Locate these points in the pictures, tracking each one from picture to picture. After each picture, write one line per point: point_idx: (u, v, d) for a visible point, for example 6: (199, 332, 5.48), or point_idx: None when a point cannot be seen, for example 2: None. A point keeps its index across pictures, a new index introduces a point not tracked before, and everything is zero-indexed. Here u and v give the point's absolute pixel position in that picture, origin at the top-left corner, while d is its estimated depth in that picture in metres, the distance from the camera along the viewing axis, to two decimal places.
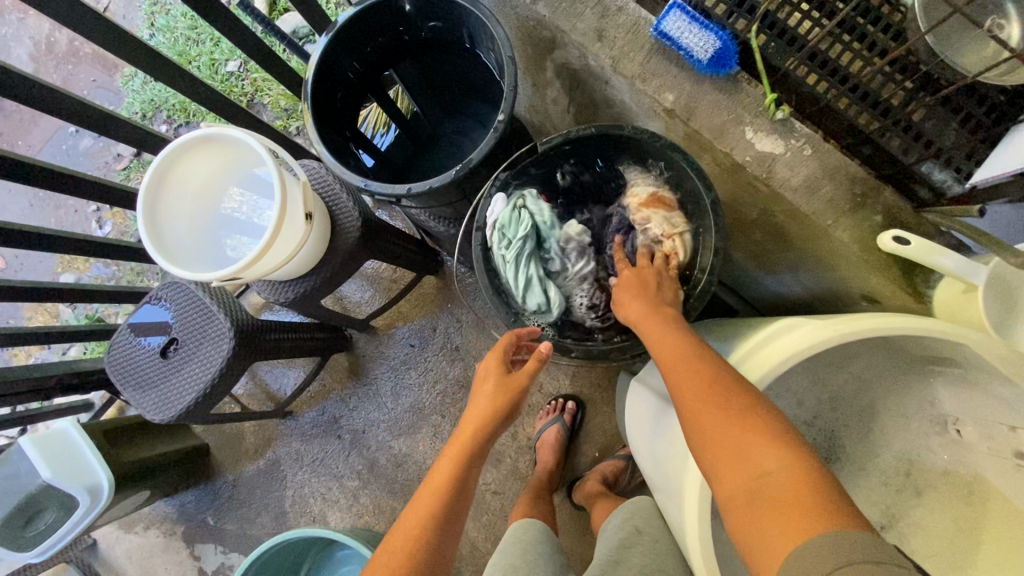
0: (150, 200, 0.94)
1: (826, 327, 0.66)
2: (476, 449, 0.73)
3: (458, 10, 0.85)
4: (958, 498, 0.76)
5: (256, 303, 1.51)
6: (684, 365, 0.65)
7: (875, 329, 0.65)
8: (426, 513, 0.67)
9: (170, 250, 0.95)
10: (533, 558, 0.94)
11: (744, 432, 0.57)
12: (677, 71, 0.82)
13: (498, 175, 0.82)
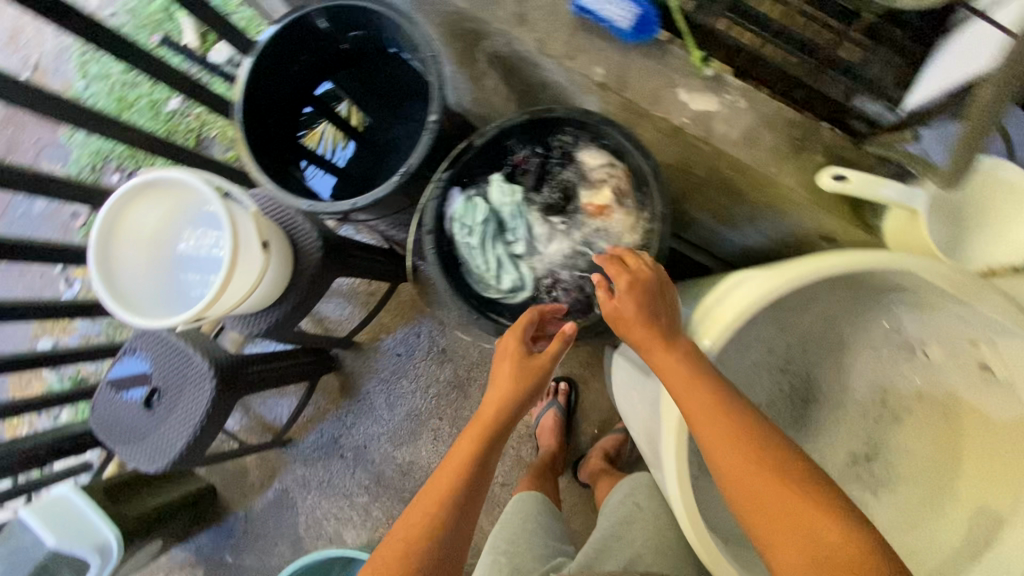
0: (101, 252, 0.93)
1: (773, 278, 0.67)
2: (493, 437, 0.69)
3: (378, 17, 0.84)
4: (935, 418, 0.78)
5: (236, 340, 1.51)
6: (721, 421, 0.61)
7: (819, 271, 0.66)
8: (437, 501, 0.64)
9: (130, 298, 0.95)
10: (533, 531, 0.92)
11: (781, 486, 0.57)
12: (602, 44, 0.82)
13: (440, 176, 0.77)
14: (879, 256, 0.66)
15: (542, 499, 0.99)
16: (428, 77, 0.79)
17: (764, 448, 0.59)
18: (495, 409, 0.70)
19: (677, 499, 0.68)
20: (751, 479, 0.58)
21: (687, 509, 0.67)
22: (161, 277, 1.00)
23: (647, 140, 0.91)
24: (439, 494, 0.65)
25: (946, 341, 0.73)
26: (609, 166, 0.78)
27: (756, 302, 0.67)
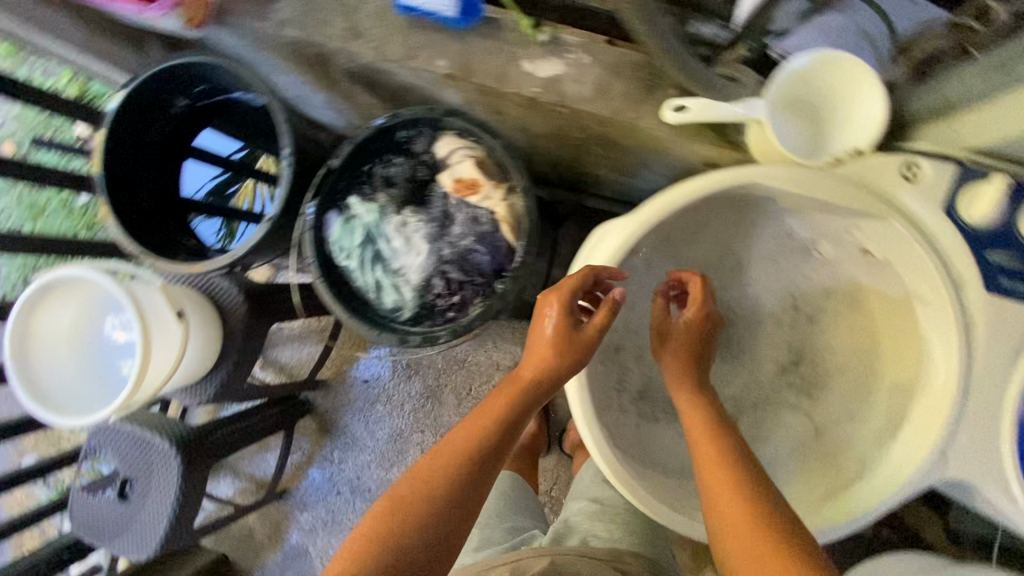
0: (23, 372, 0.93)
1: (630, 221, 0.71)
2: (500, 424, 0.67)
3: (216, 67, 0.84)
4: (845, 309, 0.80)
5: (208, 411, 1.52)
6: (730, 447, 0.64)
7: (668, 204, 0.68)
8: (433, 479, 0.61)
9: (70, 406, 0.96)
10: (505, 511, 0.90)
11: (772, 544, 0.53)
12: (439, 37, 0.82)
13: (308, 209, 0.76)
14: (726, 174, 0.66)
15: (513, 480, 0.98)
16: (275, 113, 0.79)
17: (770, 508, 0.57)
18: (510, 396, 0.69)
19: (595, 447, 0.72)
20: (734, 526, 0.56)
21: (604, 453, 0.72)
22: (91, 376, 0.99)
23: (516, 115, 0.92)
24: (434, 470, 0.62)
25: (829, 236, 0.75)
26: (467, 153, 0.76)
27: (621, 247, 0.71)
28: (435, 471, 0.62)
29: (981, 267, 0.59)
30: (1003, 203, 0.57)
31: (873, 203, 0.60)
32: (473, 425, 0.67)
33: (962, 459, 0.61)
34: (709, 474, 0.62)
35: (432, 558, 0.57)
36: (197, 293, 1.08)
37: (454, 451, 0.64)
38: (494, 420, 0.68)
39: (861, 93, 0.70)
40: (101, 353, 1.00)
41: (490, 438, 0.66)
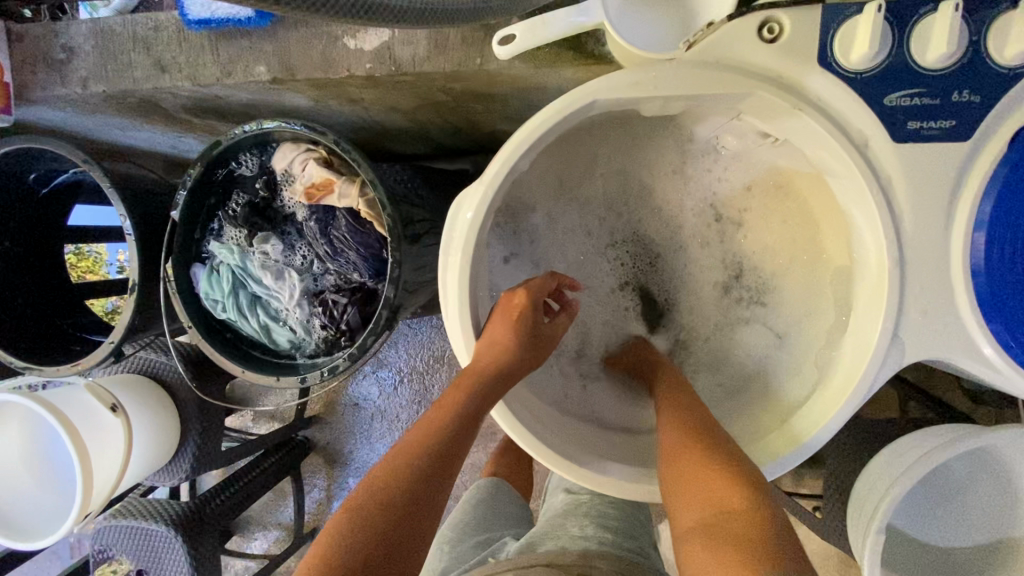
0: None
1: (479, 185, 0.58)
2: (456, 418, 0.59)
3: (35, 148, 0.76)
4: (775, 200, 0.70)
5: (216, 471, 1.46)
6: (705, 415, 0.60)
7: (515, 151, 0.56)
8: (380, 491, 0.53)
9: (22, 522, 0.88)
10: (485, 518, 0.82)
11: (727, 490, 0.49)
12: (248, 41, 0.73)
13: (166, 270, 0.69)
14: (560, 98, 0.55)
15: (500, 486, 0.89)
16: (102, 182, 0.72)
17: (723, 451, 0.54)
18: (467, 390, 0.59)
19: (523, 443, 0.60)
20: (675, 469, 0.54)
21: (532, 445, 0.60)
22: (41, 482, 0.90)
23: (372, 98, 0.82)
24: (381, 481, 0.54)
25: (727, 127, 0.64)
26: (307, 159, 0.68)
27: (479, 217, 0.58)
28: (382, 483, 0.54)
29: (878, 115, 0.50)
30: (881, 35, 0.48)
31: (737, 82, 0.51)
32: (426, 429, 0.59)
33: (917, 338, 0.53)
34: (665, 424, 0.60)
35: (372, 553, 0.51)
36: (138, 375, 1.04)
37: (404, 457, 0.56)
38: (452, 416, 0.60)
39: None
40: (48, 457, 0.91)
41: (442, 440, 0.58)
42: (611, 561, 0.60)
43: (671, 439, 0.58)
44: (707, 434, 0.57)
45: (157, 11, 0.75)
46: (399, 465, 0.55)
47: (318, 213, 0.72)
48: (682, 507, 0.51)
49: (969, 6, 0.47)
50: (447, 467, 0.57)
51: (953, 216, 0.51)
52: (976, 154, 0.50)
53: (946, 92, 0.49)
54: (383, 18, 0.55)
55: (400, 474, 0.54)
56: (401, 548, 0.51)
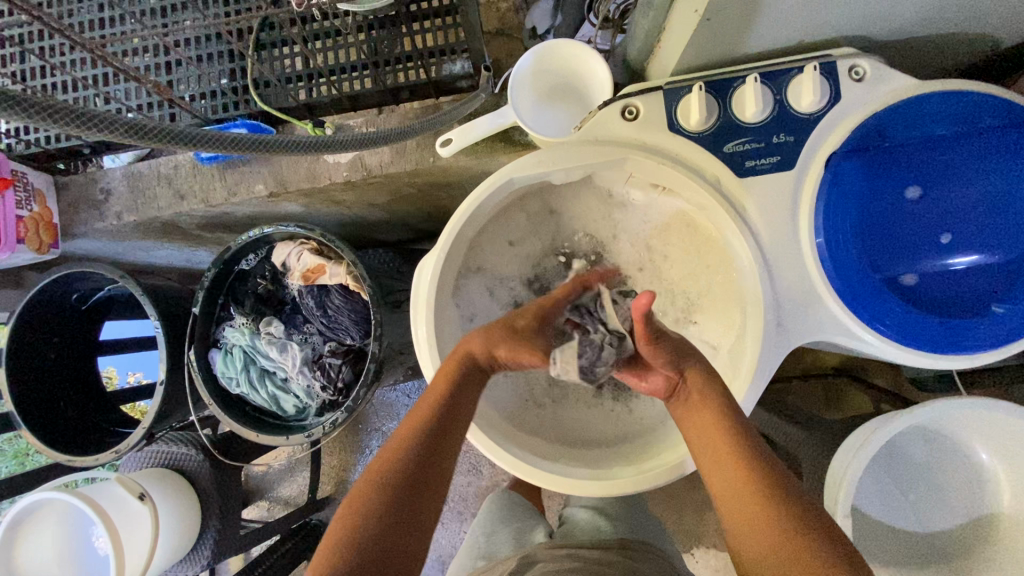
0: None
1: (436, 254, 0.74)
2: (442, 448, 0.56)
3: (80, 271, 0.93)
4: (687, 235, 0.85)
5: (235, 562, 1.49)
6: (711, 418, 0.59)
7: (456, 225, 0.73)
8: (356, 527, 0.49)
9: None
10: (502, 520, 0.93)
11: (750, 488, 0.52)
12: (248, 168, 0.92)
13: (189, 357, 0.83)
14: (487, 180, 0.72)
15: (510, 496, 1.00)
16: (133, 292, 0.88)
17: (741, 416, 0.59)
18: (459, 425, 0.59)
19: (497, 458, 0.73)
20: (721, 448, 0.56)
21: (505, 459, 0.73)
22: None
23: (351, 196, 1.00)
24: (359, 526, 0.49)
25: (631, 181, 0.81)
26: (300, 250, 0.84)
27: (436, 278, 0.74)
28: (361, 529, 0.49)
29: (722, 159, 0.67)
30: (708, 106, 0.65)
31: (615, 151, 0.68)
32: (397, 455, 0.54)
33: (793, 323, 0.67)
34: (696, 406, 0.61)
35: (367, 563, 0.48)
36: (160, 466, 1.08)
37: (381, 490, 0.52)
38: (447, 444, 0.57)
39: (590, 63, 0.79)
40: (82, 555, 0.90)
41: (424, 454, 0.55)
42: (643, 547, 0.80)
43: (708, 426, 0.59)
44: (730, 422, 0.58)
45: (175, 154, 0.95)
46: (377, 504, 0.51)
47: (313, 291, 0.86)
48: (727, 494, 0.54)
49: (768, 77, 0.65)
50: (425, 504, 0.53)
51: (799, 227, 0.66)
52: (802, 176, 0.66)
53: (768, 136, 0.66)
54: (334, 147, 0.74)
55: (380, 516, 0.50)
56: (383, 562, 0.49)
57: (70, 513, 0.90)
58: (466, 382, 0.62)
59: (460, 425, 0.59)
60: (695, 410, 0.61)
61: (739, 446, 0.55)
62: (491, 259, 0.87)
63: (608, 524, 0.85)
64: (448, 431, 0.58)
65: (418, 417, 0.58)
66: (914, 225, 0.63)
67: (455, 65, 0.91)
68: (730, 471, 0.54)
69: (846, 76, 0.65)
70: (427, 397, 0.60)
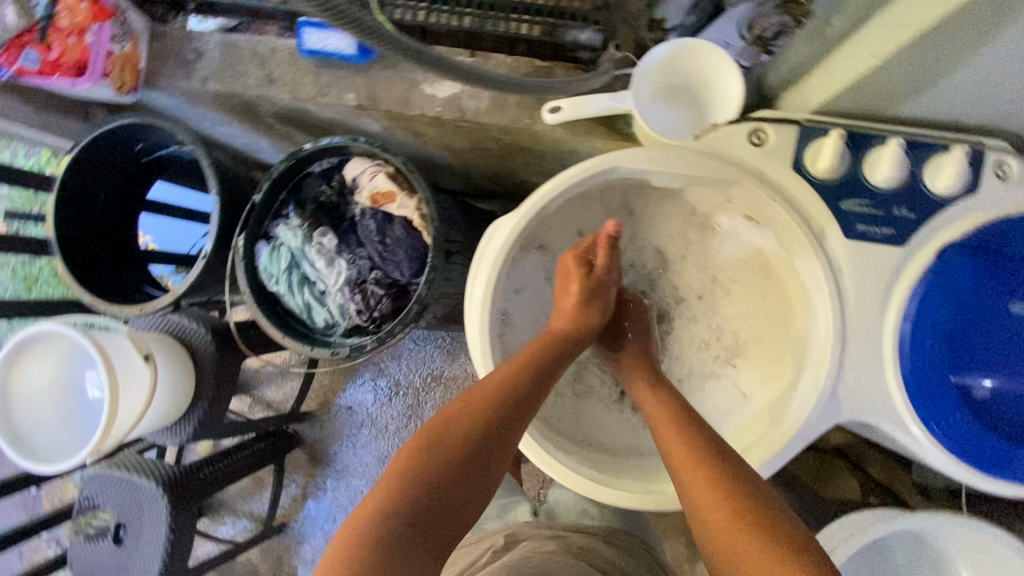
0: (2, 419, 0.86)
1: (515, 216, 0.72)
2: (508, 414, 0.60)
3: (148, 125, 0.91)
4: (756, 278, 0.83)
5: (203, 447, 1.52)
6: (677, 425, 0.65)
7: (546, 194, 0.70)
8: (428, 464, 0.53)
9: (43, 451, 0.88)
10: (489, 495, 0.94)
11: (716, 480, 0.56)
12: (344, 73, 0.90)
13: (238, 241, 0.82)
14: (593, 159, 0.70)
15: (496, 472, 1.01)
16: (200, 161, 0.86)
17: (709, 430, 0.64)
18: (527, 395, 0.62)
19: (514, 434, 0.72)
20: (682, 449, 0.61)
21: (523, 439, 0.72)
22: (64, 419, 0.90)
23: (432, 133, 0.98)
24: (425, 461, 0.53)
25: (720, 208, 0.79)
26: (376, 171, 0.82)
27: (507, 242, 0.72)
28: (426, 472, 0.52)
29: (834, 214, 0.64)
30: (841, 156, 0.62)
31: (730, 171, 0.65)
32: (472, 410, 0.58)
33: (849, 398, 0.65)
34: (656, 418, 0.68)
35: (427, 505, 0.50)
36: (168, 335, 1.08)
37: (452, 439, 0.55)
38: (517, 409, 0.61)
39: (723, 77, 0.75)
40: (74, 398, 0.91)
41: (497, 414, 0.59)
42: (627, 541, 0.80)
43: (670, 432, 0.64)
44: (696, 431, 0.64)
45: (275, 38, 0.93)
46: (444, 448, 0.54)
47: (376, 215, 0.84)
48: (692, 489, 0.57)
49: (908, 145, 0.62)
50: (488, 468, 0.56)
51: (887, 306, 0.64)
52: (908, 258, 0.63)
53: (890, 207, 0.63)
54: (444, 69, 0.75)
55: (447, 463, 0.53)
56: (441, 510, 0.51)
57: (83, 351, 0.91)
58: (544, 361, 0.67)
59: (534, 399, 0.63)
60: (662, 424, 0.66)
61: (702, 451, 0.60)
62: (559, 237, 0.85)
63: (594, 509, 0.86)
64: (525, 404, 0.62)
65: (496, 382, 0.62)
66: (1005, 342, 0.61)
67: (582, 33, 0.85)
68: (690, 469, 0.59)
69: (990, 170, 0.61)
70: (511, 366, 0.65)
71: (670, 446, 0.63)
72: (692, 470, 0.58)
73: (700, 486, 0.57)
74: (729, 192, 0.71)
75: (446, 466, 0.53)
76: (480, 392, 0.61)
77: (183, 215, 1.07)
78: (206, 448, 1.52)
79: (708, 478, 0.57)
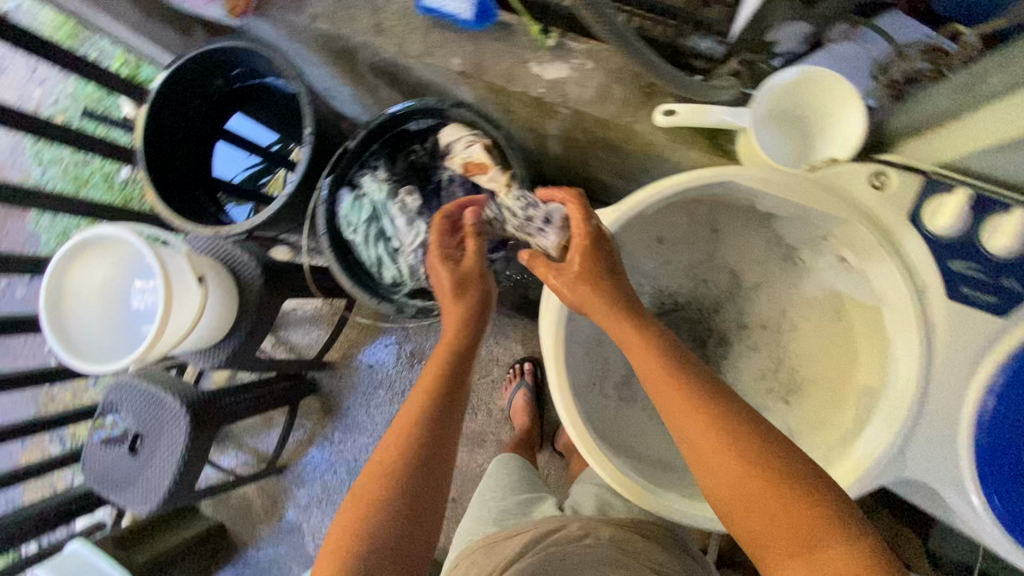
0: (54, 312, 0.87)
1: (616, 209, 0.72)
2: (433, 429, 0.59)
3: (248, 52, 0.91)
4: (827, 319, 0.81)
5: (219, 377, 1.53)
6: (675, 386, 0.57)
7: (650, 195, 0.70)
8: (370, 510, 0.54)
9: (87, 351, 0.89)
10: (513, 485, 0.95)
11: (745, 463, 0.52)
12: (454, 37, 0.89)
13: (324, 182, 0.82)
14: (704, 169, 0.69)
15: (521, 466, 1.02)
16: (299, 96, 0.86)
17: (720, 389, 0.57)
18: (447, 398, 0.61)
19: (570, 423, 0.73)
20: (690, 417, 0.55)
21: (579, 432, 0.73)
22: (112, 322, 0.91)
23: (524, 114, 0.97)
24: (369, 511, 0.54)
25: (809, 243, 0.78)
26: (473, 139, 0.82)
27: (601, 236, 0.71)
28: (369, 521, 0.53)
29: (940, 271, 0.63)
30: (963, 214, 0.61)
31: (842, 208, 0.65)
32: (402, 439, 0.58)
33: (913, 455, 0.65)
34: (647, 373, 0.59)
35: (387, 546, 0.52)
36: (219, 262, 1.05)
37: (385, 479, 0.55)
38: (442, 417, 0.60)
39: (844, 111, 0.74)
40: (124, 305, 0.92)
41: (423, 432, 0.58)
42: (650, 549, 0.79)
43: (668, 397, 0.57)
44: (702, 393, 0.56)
45: None
46: (381, 492, 0.54)
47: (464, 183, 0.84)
48: (715, 469, 0.54)
49: None
50: (430, 491, 0.57)
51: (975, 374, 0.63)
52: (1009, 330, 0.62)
53: (999, 275, 0.61)
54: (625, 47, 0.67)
55: (388, 503, 0.54)
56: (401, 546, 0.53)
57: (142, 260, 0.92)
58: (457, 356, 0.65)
59: (457, 401, 0.63)
60: (659, 382, 0.58)
61: (718, 427, 0.54)
62: (640, 241, 0.85)
63: (620, 504, 0.85)
64: (449, 409, 0.61)
65: (417, 401, 0.61)
66: None
67: (701, 41, 0.86)
68: (710, 444, 0.54)
69: None
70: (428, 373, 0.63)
71: (673, 411, 0.57)
72: (715, 453, 0.53)
73: (714, 458, 0.53)
74: (830, 229, 0.70)
75: (389, 508, 0.54)
76: (404, 415, 0.60)
77: (253, 156, 1.05)
78: (221, 379, 1.53)
79: (738, 462, 0.52)
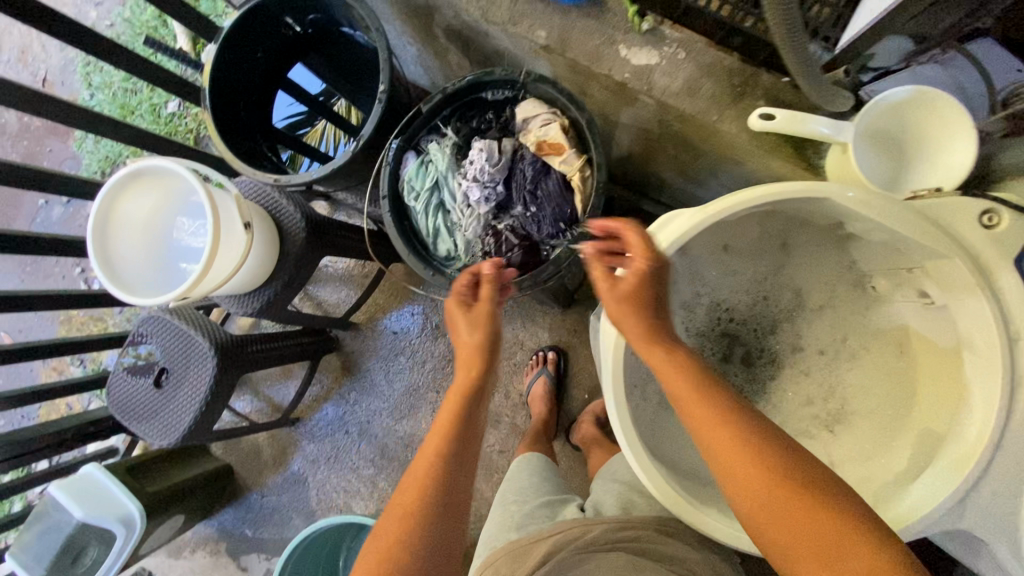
0: (99, 242, 0.85)
1: (700, 211, 0.68)
2: (457, 452, 0.58)
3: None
4: (889, 354, 0.78)
5: (243, 323, 1.53)
6: (720, 426, 0.54)
7: (743, 202, 0.65)
8: (402, 532, 0.53)
9: (128, 284, 0.87)
10: (537, 486, 0.93)
11: (807, 511, 0.49)
12: (543, 9, 0.85)
13: (391, 144, 0.81)
14: (807, 183, 0.64)
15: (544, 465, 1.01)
16: (377, 50, 0.82)
17: (758, 421, 0.54)
18: (470, 422, 0.60)
19: (618, 426, 0.71)
20: (737, 461, 0.52)
21: (625, 435, 0.71)
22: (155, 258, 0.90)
23: (599, 98, 0.93)
24: (399, 534, 0.53)
25: (888, 273, 0.75)
26: (551, 119, 0.79)
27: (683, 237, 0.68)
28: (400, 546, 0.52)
29: None
30: None
31: (944, 243, 0.61)
32: (430, 460, 0.57)
33: (975, 507, 0.62)
34: (689, 414, 0.57)
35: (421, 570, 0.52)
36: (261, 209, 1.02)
37: (415, 502, 0.55)
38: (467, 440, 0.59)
39: (952, 140, 0.70)
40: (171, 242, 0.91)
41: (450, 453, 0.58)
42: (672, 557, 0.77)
43: (713, 438, 0.54)
44: (748, 433, 0.53)
45: None
46: (412, 516, 0.54)
47: (536, 163, 0.81)
48: (776, 520, 0.50)
49: None
50: (455, 516, 0.56)
51: None
52: None
53: None
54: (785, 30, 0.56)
55: (419, 525, 0.53)
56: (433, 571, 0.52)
57: (192, 198, 0.91)
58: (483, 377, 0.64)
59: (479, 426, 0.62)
60: (703, 420, 0.55)
61: (769, 474, 0.51)
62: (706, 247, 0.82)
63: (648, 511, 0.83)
64: (473, 434, 0.61)
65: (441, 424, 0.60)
66: None
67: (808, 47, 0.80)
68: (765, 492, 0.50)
69: None
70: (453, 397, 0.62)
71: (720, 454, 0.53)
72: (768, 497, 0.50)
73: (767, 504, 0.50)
74: (923, 262, 0.67)
75: (421, 532, 0.53)
76: (431, 438, 0.59)
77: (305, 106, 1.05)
78: (245, 325, 1.53)
79: (799, 511, 0.49)
